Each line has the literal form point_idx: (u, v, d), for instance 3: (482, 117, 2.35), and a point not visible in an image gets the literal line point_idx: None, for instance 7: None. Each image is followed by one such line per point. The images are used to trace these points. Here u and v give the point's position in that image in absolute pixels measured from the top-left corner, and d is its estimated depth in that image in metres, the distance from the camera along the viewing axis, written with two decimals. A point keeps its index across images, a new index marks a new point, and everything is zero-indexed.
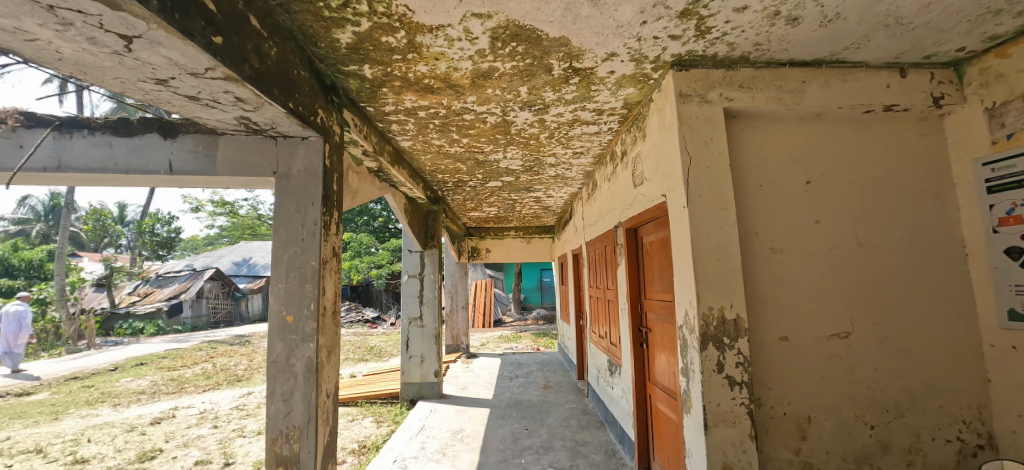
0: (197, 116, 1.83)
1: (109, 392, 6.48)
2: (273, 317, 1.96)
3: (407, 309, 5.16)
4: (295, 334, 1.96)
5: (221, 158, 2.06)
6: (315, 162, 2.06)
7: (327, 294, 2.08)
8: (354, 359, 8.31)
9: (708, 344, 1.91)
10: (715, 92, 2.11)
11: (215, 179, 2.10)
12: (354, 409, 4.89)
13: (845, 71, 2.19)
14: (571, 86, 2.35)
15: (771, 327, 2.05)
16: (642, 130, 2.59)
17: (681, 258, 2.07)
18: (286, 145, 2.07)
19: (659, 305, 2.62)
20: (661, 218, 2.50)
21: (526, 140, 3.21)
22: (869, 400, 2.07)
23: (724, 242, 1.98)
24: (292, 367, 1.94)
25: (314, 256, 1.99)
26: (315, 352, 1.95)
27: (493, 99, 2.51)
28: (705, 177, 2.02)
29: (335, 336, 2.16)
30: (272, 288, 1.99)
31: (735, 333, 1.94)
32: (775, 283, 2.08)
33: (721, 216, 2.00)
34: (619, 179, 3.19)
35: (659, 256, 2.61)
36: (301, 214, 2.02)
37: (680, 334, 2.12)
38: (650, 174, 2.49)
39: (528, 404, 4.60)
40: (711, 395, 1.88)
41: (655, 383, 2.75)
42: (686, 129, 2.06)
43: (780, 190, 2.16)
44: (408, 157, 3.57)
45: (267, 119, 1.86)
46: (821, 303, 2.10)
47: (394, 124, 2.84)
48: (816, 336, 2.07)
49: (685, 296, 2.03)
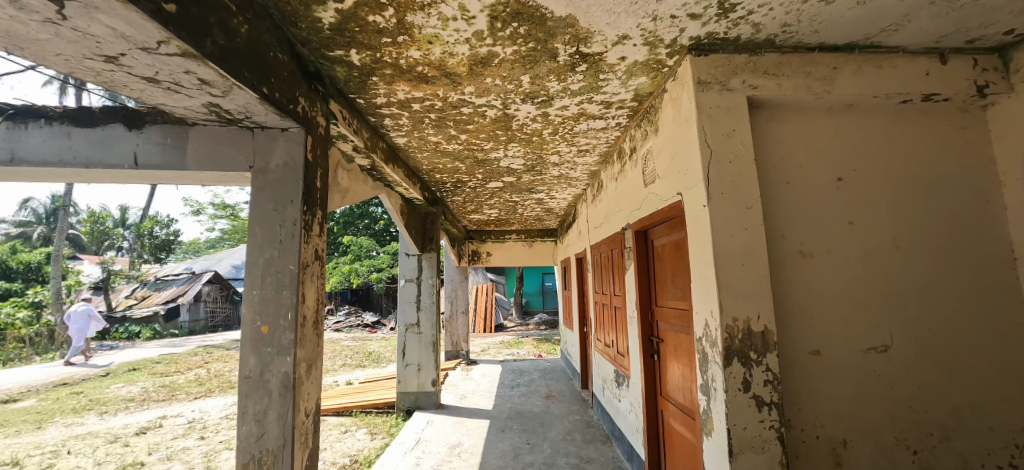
0: (161, 103, 1.64)
1: (98, 399, 6.29)
2: (246, 328, 1.76)
3: (403, 315, 4.95)
4: (270, 346, 1.75)
5: (193, 151, 1.86)
6: (295, 155, 1.87)
7: (308, 302, 1.88)
8: (351, 365, 8.10)
9: (732, 360, 1.70)
10: (738, 79, 1.91)
11: (186, 175, 1.90)
12: (348, 419, 4.69)
13: (879, 57, 1.99)
14: (578, 74, 2.15)
15: (802, 340, 1.84)
16: (654, 124, 2.39)
17: (701, 263, 1.86)
18: (264, 137, 1.88)
19: (673, 314, 2.41)
20: (676, 219, 2.29)
21: (529, 137, 3.01)
22: (910, 422, 1.85)
23: (749, 245, 1.77)
24: (266, 383, 1.74)
25: (292, 259, 1.79)
26: (292, 367, 1.74)
27: (492, 90, 2.31)
28: (728, 174, 1.82)
29: (317, 348, 1.95)
30: (246, 295, 1.79)
31: (763, 347, 1.72)
32: (805, 291, 1.87)
33: (746, 216, 1.79)
34: (628, 178, 2.98)
35: (673, 261, 2.40)
36: (279, 213, 1.83)
37: (698, 346, 1.92)
38: (663, 171, 2.29)
39: (529, 416, 4.38)
40: (736, 417, 1.67)
41: (668, 398, 2.54)
42: (706, 119, 1.85)
43: (808, 187, 1.96)
44: (404, 155, 3.38)
45: (240, 107, 1.67)
46: (856, 312, 1.89)
47: (388, 119, 2.65)
48: (851, 350, 1.86)
49: (706, 305, 1.82)
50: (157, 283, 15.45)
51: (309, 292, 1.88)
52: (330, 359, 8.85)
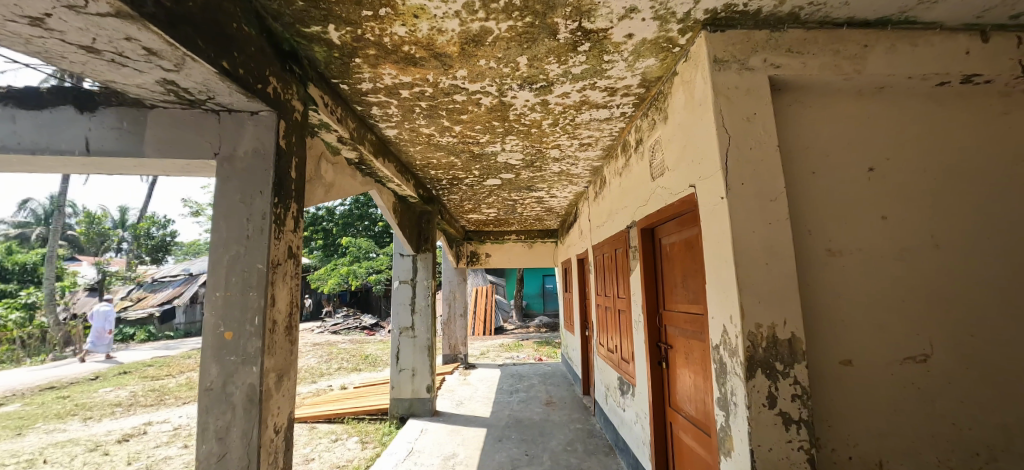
0: (110, 80, 1.46)
1: (84, 403, 6.10)
2: (208, 334, 1.56)
3: (397, 319, 4.74)
4: (234, 354, 1.55)
5: (152, 137, 1.66)
6: (266, 141, 1.68)
7: (279, 305, 1.67)
8: (348, 369, 7.92)
9: (755, 371, 1.50)
10: (758, 57, 1.72)
11: (145, 163, 1.71)
12: (339, 427, 4.49)
13: (914, 34, 1.80)
14: (580, 55, 1.96)
15: (831, 349, 1.64)
16: (663, 111, 2.20)
17: (718, 262, 1.67)
18: (232, 122, 1.69)
19: (684, 319, 2.21)
20: (687, 214, 2.10)
21: (527, 128, 2.82)
22: (952, 440, 1.66)
23: (774, 241, 1.57)
24: (229, 397, 1.53)
25: (261, 257, 1.60)
26: (259, 378, 1.54)
27: (487, 74, 2.13)
28: (748, 161, 1.62)
29: (291, 357, 1.75)
30: (208, 297, 1.59)
31: (790, 357, 1.52)
32: (835, 294, 1.68)
33: (771, 209, 1.59)
34: (633, 172, 2.79)
35: (683, 260, 2.21)
36: (246, 206, 1.63)
37: (715, 355, 1.72)
38: (673, 162, 2.10)
39: (528, 424, 4.18)
40: (761, 436, 1.47)
41: (677, 409, 2.34)
42: (724, 101, 1.66)
43: (836, 179, 1.77)
44: (395, 149, 3.19)
45: (198, 84, 1.47)
46: (889, 317, 1.70)
47: (375, 107, 2.47)
48: (885, 359, 1.67)
49: (724, 309, 1.63)
50: (154, 284, 15.30)
51: (281, 294, 1.68)
52: (326, 362, 8.65)
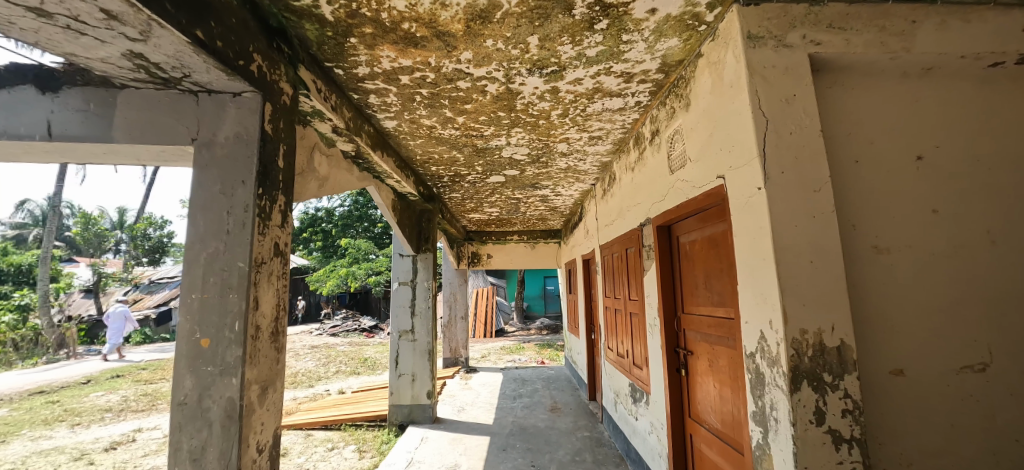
0: (69, 53, 1.28)
1: (73, 409, 5.91)
2: (182, 341, 1.39)
3: (397, 322, 4.56)
4: (211, 364, 1.37)
5: (121, 120, 1.49)
6: (249, 125, 1.51)
7: (264, 309, 1.49)
8: (345, 372, 7.73)
9: (801, 384, 1.33)
10: (797, 34, 1.55)
11: (116, 150, 1.53)
12: (336, 434, 4.31)
13: (967, 9, 1.63)
14: (597, 34, 1.78)
15: (880, 357, 1.47)
16: (684, 98, 2.03)
17: (755, 260, 1.49)
18: (211, 103, 1.52)
19: (706, 323, 2.04)
20: (712, 209, 1.93)
21: (535, 120, 2.65)
22: (1015, 459, 1.48)
23: (820, 236, 1.40)
24: (205, 412, 1.35)
25: (242, 255, 1.42)
26: (239, 391, 1.36)
27: (493, 57, 1.96)
28: (789, 148, 1.45)
29: (277, 366, 1.57)
30: (184, 300, 1.41)
31: (840, 367, 1.35)
32: (885, 296, 1.51)
33: (815, 201, 1.42)
34: (648, 166, 2.62)
35: (706, 259, 2.03)
36: (227, 197, 1.46)
37: (750, 364, 1.54)
38: (697, 153, 1.92)
39: (533, 432, 4.00)
40: (809, 458, 1.29)
41: (699, 421, 2.16)
42: (760, 81, 1.49)
43: (882, 169, 1.60)
44: (394, 143, 3.02)
45: (170, 57, 1.30)
46: (942, 321, 1.53)
47: (373, 95, 2.30)
48: (938, 369, 1.50)
49: (763, 313, 1.45)
50: (150, 286, 15.11)
51: (266, 296, 1.51)
52: (324, 366, 8.47)
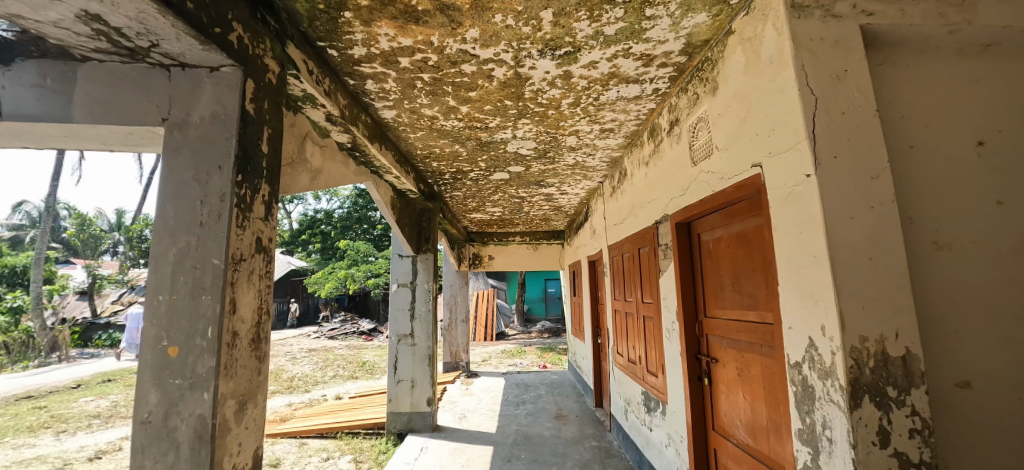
0: (15, 13, 1.11)
1: (60, 415, 5.70)
2: (147, 350, 1.21)
3: (395, 325, 4.37)
4: (179, 377, 1.19)
5: (83, 97, 1.31)
6: (226, 103, 1.33)
7: (242, 313, 1.31)
8: (343, 377, 7.53)
9: (861, 400, 1.15)
10: (846, 3, 1.38)
11: (78, 133, 1.36)
12: (331, 443, 4.12)
13: None
14: (617, 9, 1.61)
15: (945, 368, 1.28)
16: (710, 81, 1.86)
17: (801, 257, 1.31)
18: (185, 79, 1.34)
19: (734, 328, 1.86)
20: (742, 203, 1.76)
21: (544, 110, 2.48)
22: None
23: (879, 229, 1.22)
24: (172, 432, 1.17)
25: (216, 251, 1.24)
26: (211, 408, 1.18)
27: (502, 35, 1.78)
28: (841, 129, 1.27)
29: (258, 377, 1.38)
30: (150, 302, 1.23)
31: (906, 381, 1.17)
32: (949, 299, 1.32)
33: (873, 190, 1.24)
34: (665, 158, 2.44)
35: (733, 258, 1.85)
36: (200, 185, 1.28)
37: (796, 375, 1.36)
38: (726, 141, 1.75)
39: (539, 442, 3.81)
40: None
41: (726, 435, 1.97)
42: (806, 55, 1.32)
43: (942, 155, 1.42)
44: (394, 135, 2.85)
45: (132, 20, 1.13)
46: (1012, 327, 1.35)
47: (370, 81, 2.13)
48: (1009, 381, 1.32)
49: (812, 317, 1.27)
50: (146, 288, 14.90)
51: (245, 299, 1.32)
52: (322, 370, 8.26)
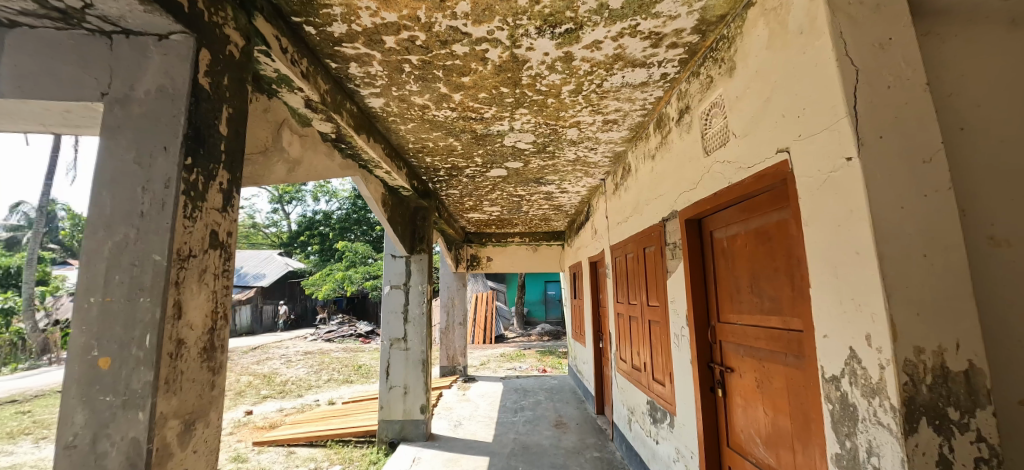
0: None
1: (44, 420, 5.51)
2: (74, 362, 1.03)
3: (388, 329, 4.18)
4: (111, 394, 1.01)
5: (9, 68, 1.14)
6: (175, 76, 1.15)
7: (191, 317, 1.13)
8: (338, 381, 7.35)
9: (918, 424, 0.97)
10: None
11: (5, 109, 1.18)
12: (320, 452, 3.93)
13: None
14: None
15: (1006, 384, 1.10)
16: (726, 62, 1.69)
17: (840, 254, 1.13)
18: (129, 48, 1.17)
19: (752, 335, 1.68)
20: (762, 195, 1.58)
21: (543, 98, 2.31)
22: None
23: (933, 221, 1.04)
24: (100, 460, 0.99)
25: (158, 245, 1.06)
26: (147, 430, 1.00)
27: (496, 9, 1.61)
28: (887, 105, 1.09)
29: (210, 391, 1.20)
30: (80, 305, 1.05)
31: (969, 401, 0.98)
32: (1011, 303, 1.14)
33: (925, 176, 1.06)
34: (673, 150, 2.27)
35: (752, 257, 1.68)
36: (143, 169, 1.10)
37: (834, 392, 1.18)
38: (746, 127, 1.57)
39: (538, 452, 3.61)
40: None
41: (743, 453, 1.79)
42: (844, 21, 1.14)
43: (997, 139, 1.24)
44: (383, 127, 2.68)
45: None
46: None
47: (354, 64, 1.96)
48: None
49: (856, 324, 1.09)
50: None
51: (195, 301, 1.14)
52: (316, 373, 8.06)
